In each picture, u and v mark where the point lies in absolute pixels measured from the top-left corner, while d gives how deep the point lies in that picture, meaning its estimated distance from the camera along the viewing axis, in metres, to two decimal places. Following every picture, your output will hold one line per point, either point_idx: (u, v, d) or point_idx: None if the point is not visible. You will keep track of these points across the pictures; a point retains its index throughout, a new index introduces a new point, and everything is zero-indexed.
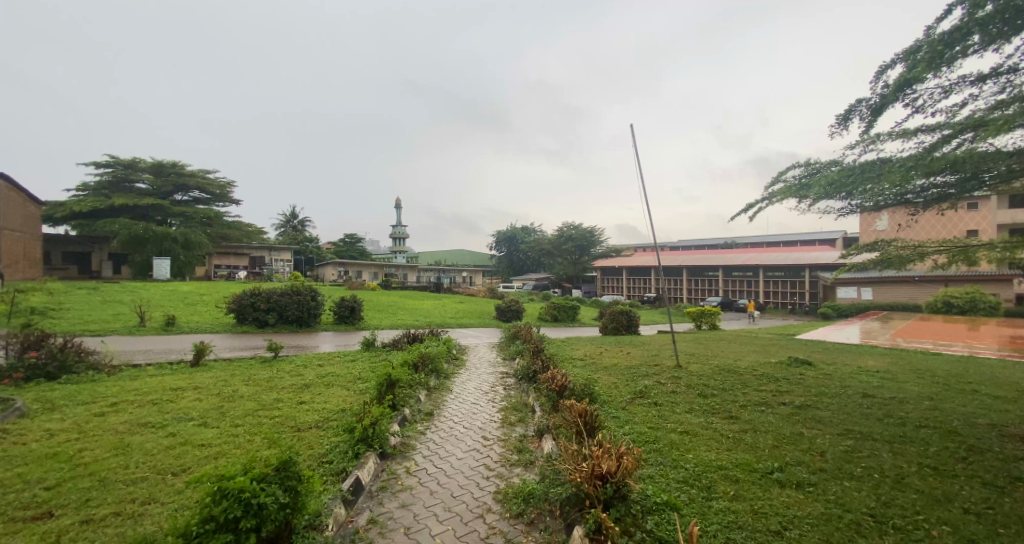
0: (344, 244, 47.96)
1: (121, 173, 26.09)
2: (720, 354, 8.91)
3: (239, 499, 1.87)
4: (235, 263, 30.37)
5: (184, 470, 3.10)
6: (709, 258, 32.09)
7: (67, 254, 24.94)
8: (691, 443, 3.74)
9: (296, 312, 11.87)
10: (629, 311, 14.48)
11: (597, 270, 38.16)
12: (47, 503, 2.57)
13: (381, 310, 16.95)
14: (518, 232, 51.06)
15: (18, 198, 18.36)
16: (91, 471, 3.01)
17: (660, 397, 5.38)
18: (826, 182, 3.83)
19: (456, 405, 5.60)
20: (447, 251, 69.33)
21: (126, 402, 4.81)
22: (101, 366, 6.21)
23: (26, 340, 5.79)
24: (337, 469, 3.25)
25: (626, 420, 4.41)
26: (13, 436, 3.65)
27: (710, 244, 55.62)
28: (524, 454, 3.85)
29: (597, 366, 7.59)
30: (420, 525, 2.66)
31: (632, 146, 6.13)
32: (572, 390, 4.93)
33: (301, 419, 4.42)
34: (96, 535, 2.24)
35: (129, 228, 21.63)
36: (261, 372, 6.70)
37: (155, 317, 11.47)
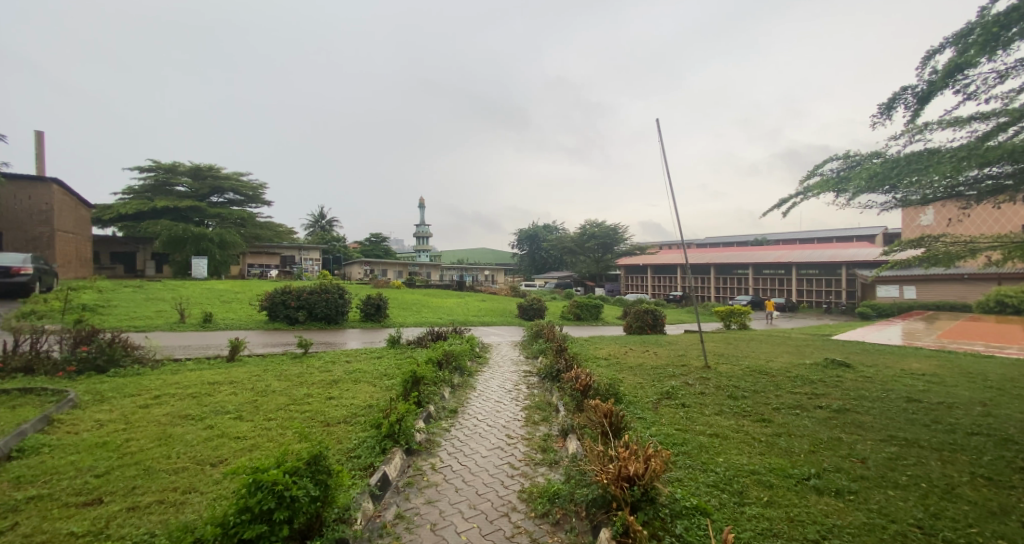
0: (369, 243, 48.97)
1: (163, 176, 27.38)
2: (751, 354, 8.64)
3: (273, 491, 1.94)
4: (267, 262, 31.42)
5: (222, 461, 3.22)
6: (738, 255, 31.17)
7: (114, 254, 26.44)
8: (722, 447, 3.63)
9: (324, 309, 12.19)
10: (655, 310, 14.20)
11: (621, 267, 37.71)
12: (97, 490, 2.72)
13: (405, 308, 17.19)
14: (540, 231, 50.75)
15: (70, 202, 19.53)
16: (136, 460, 3.16)
17: (687, 399, 5.25)
18: (868, 175, 3.65)
19: (479, 403, 5.63)
20: (470, 251, 69.86)
21: (167, 394, 5.05)
22: (145, 361, 6.52)
23: (77, 335, 6.12)
24: (364, 464, 3.30)
25: (652, 422, 4.33)
26: (66, 425, 3.88)
27: (739, 242, 54.03)
28: (548, 454, 3.83)
29: (623, 366, 7.46)
30: (446, 522, 2.68)
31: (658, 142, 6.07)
32: (597, 390, 4.86)
33: (331, 414, 4.54)
34: (141, 522, 2.36)
35: (169, 229, 22.71)
36: (292, 367, 6.90)
37: (193, 314, 12.01)
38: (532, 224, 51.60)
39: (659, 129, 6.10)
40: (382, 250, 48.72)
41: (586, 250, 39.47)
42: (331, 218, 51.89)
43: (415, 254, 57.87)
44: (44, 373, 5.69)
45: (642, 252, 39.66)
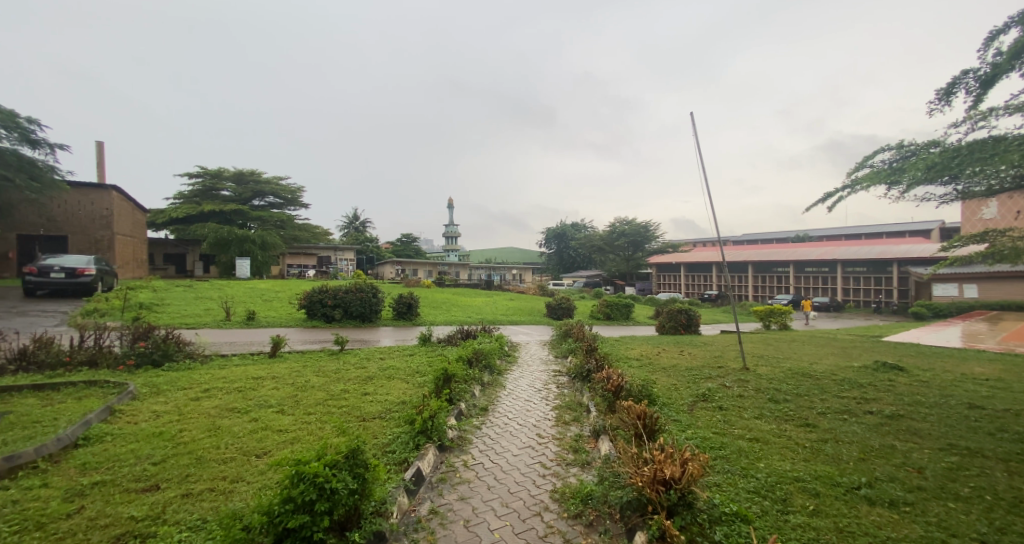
0: (400, 243, 50.07)
1: (209, 182, 28.94)
2: (793, 356, 8.25)
3: (314, 483, 2.01)
4: (305, 262, 32.66)
5: (266, 453, 3.37)
6: (778, 252, 29.88)
7: (167, 255, 28.19)
8: (763, 452, 3.48)
9: (359, 307, 12.56)
10: (689, 309, 13.81)
11: (652, 266, 36.94)
12: (154, 477, 2.90)
13: (435, 307, 17.46)
14: (568, 229, 50.58)
15: (128, 207, 20.94)
16: (189, 449, 3.36)
17: (725, 402, 5.08)
18: (925, 165, 3.40)
19: (510, 402, 5.64)
20: (498, 251, 70.21)
21: (215, 388, 5.33)
22: (196, 356, 6.93)
23: (136, 331, 6.56)
24: (399, 459, 3.37)
25: (688, 425, 4.21)
26: (127, 416, 4.17)
27: (778, 239, 51.85)
28: (580, 454, 3.79)
29: (656, 367, 7.30)
30: (479, 519, 2.71)
31: (693, 137, 5.93)
32: (629, 391, 4.77)
33: (366, 410, 4.66)
34: (195, 508, 2.50)
35: (216, 231, 24.00)
36: (329, 364, 7.14)
37: (238, 312, 12.63)
38: (560, 223, 51.22)
39: (693, 123, 5.96)
40: (412, 250, 49.78)
41: (615, 248, 38.77)
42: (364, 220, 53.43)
43: (445, 254, 58.65)
44: (107, 366, 6.13)
45: (674, 249, 38.72)
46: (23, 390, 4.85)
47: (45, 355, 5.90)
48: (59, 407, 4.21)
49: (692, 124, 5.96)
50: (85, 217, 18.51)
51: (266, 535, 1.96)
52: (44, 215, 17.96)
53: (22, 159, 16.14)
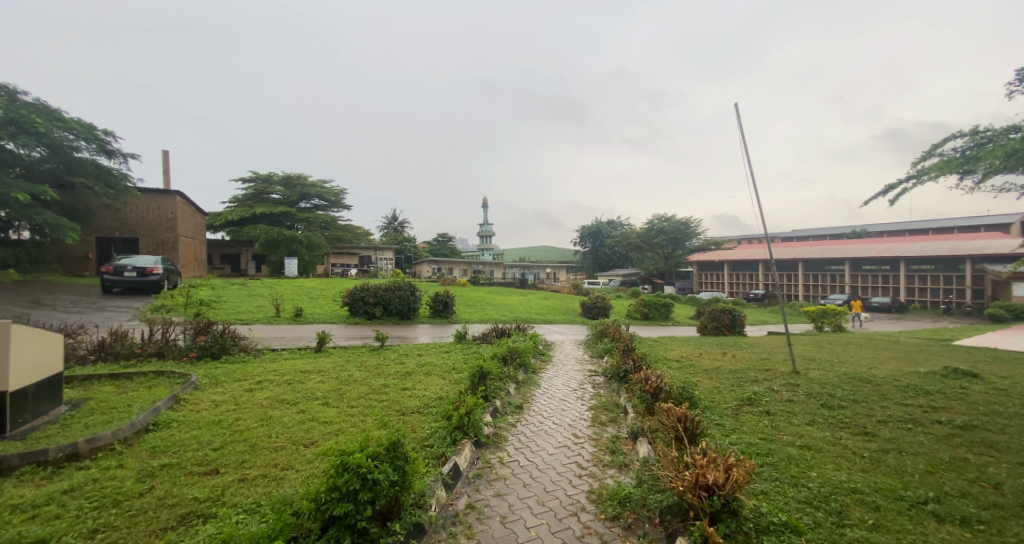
0: (437, 243, 51.07)
1: (261, 186, 30.71)
2: (849, 360, 7.74)
3: (357, 473, 2.08)
4: (348, 262, 33.97)
5: (313, 443, 3.54)
6: (832, 249, 28.14)
7: (223, 255, 30.15)
8: (814, 460, 3.30)
9: (398, 305, 12.93)
10: (733, 309, 13.26)
11: (693, 264, 35.79)
12: (214, 462, 3.11)
13: (470, 305, 17.68)
14: (603, 227, 49.54)
15: (189, 210, 22.54)
16: (244, 438, 3.58)
17: (773, 406, 4.83)
18: (1003, 153, 3.14)
19: (545, 401, 5.63)
20: (533, 251, 70.40)
21: (267, 380, 5.66)
22: (249, 349, 7.37)
23: (198, 326, 7.05)
24: (437, 453, 3.44)
25: (732, 429, 4.05)
26: (190, 404, 4.51)
27: (831, 235, 48.86)
28: (617, 456, 3.73)
29: (697, 369, 7.07)
30: (515, 516, 2.72)
31: (737, 131, 5.77)
32: (669, 393, 4.62)
33: (405, 404, 4.79)
34: (250, 492, 2.67)
35: (267, 233, 25.40)
36: (371, 359, 7.40)
37: (286, 309, 13.32)
38: (595, 221, 50.54)
39: (737, 115, 5.78)
40: (448, 249, 50.63)
41: (655, 246, 37.76)
42: (403, 220, 54.96)
43: (480, 253, 59.29)
44: (173, 358, 6.64)
45: (716, 247, 37.27)
46: (103, 378, 5.34)
47: (120, 347, 6.47)
48: (133, 395, 4.60)
49: (736, 116, 5.78)
50: (153, 220, 20.08)
51: (313, 521, 2.06)
52: (118, 219, 19.65)
53: (99, 167, 18.05)
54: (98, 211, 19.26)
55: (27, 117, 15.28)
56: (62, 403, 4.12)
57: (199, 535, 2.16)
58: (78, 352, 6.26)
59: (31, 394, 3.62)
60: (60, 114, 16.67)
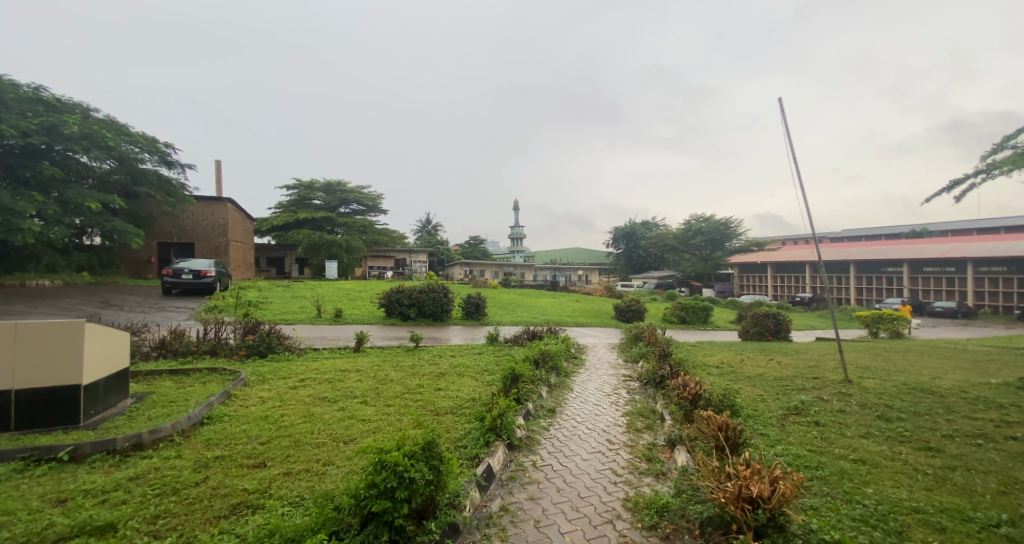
0: (468, 246, 51.65)
1: (303, 192, 32.15)
2: (909, 369, 7.20)
3: (394, 471, 2.13)
4: (384, 264, 34.87)
5: (353, 440, 3.65)
6: (889, 250, 26.42)
7: (270, 259, 31.75)
8: (870, 476, 3.08)
9: (432, 307, 13.18)
10: (778, 314, 12.64)
11: (734, 266, 34.63)
12: (262, 455, 3.28)
13: (501, 307, 17.74)
14: (637, 228, 48.52)
15: (239, 216, 23.88)
16: (289, 433, 3.74)
17: (823, 417, 4.56)
18: None
19: (578, 405, 5.57)
20: (565, 253, 70.07)
21: (309, 378, 5.90)
22: (293, 348, 7.71)
23: (247, 326, 7.45)
24: (471, 454, 3.47)
25: (777, 439, 3.85)
26: (240, 400, 4.77)
27: (888, 235, 45.76)
28: (654, 463, 3.64)
29: (738, 375, 6.77)
30: (549, 520, 2.70)
31: (783, 129, 5.88)
32: (709, 401, 4.45)
33: (439, 404, 4.86)
34: (295, 486, 2.78)
35: (310, 237, 26.48)
36: (406, 359, 7.55)
37: (327, 310, 13.85)
38: (628, 222, 49.59)
39: (782, 113, 5.86)
40: (479, 251, 51.14)
41: (692, 247, 36.92)
42: (436, 224, 56.02)
43: (512, 255, 59.48)
44: (225, 355, 7.06)
45: (759, 248, 35.69)
46: (163, 374, 5.73)
47: (178, 344, 6.93)
48: (190, 389, 4.93)
49: (781, 114, 5.86)
50: (207, 226, 21.41)
51: (353, 516, 2.11)
52: (176, 225, 21.08)
53: (160, 177, 19.47)
54: (159, 218, 20.75)
55: (98, 131, 16.63)
56: (128, 396, 4.45)
57: (248, 525, 2.27)
58: (142, 349, 6.74)
59: (103, 386, 3.95)
60: (127, 128, 18.09)
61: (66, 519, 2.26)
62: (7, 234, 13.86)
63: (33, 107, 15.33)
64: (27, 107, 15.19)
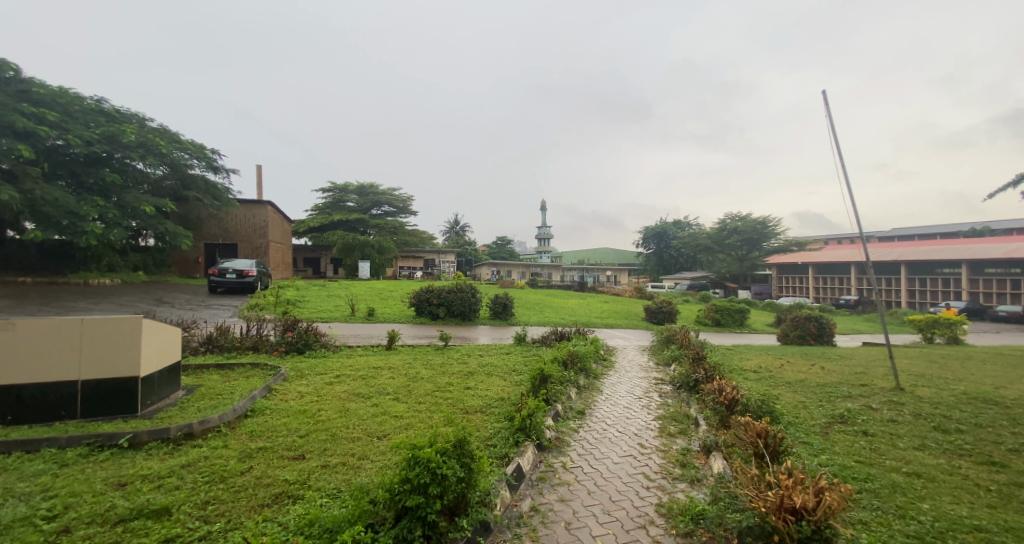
0: (496, 246, 51.95)
1: (338, 195, 33.26)
2: (968, 378, 6.70)
3: (427, 467, 2.17)
4: (414, 264, 35.42)
5: (386, 436, 3.74)
6: (945, 250, 24.72)
7: (306, 259, 32.98)
8: (926, 491, 2.88)
9: (460, 306, 13.34)
10: (820, 317, 12.06)
11: (772, 267, 33.33)
12: (301, 448, 3.41)
13: (529, 308, 17.73)
14: (668, 227, 47.42)
15: (278, 218, 24.91)
16: (325, 427, 3.87)
17: (871, 426, 4.31)
18: None
19: (608, 407, 5.49)
20: (593, 253, 69.40)
21: (344, 375, 6.08)
22: (329, 346, 7.97)
23: (286, 323, 7.76)
24: (501, 453, 3.48)
25: (821, 449, 3.67)
26: (280, 394, 4.98)
27: (944, 234, 42.77)
28: (688, 469, 3.54)
29: (778, 381, 6.50)
30: (581, 523, 2.68)
31: (827, 122, 5.70)
32: (746, 406, 4.28)
33: (469, 403, 4.91)
34: (331, 478, 2.87)
35: (344, 238, 27.28)
36: (436, 358, 7.66)
37: (360, 309, 14.24)
38: (659, 222, 48.46)
39: (828, 105, 5.66)
40: (506, 251, 51.38)
41: (727, 247, 35.90)
42: (464, 224, 56.70)
43: (538, 256, 59.36)
44: (266, 351, 7.37)
45: (799, 248, 34.12)
46: (210, 368, 6.06)
47: (224, 340, 7.30)
48: (234, 383, 5.18)
49: (827, 106, 5.67)
50: (249, 228, 22.47)
51: (388, 510, 2.16)
52: (221, 227, 22.21)
53: (208, 182, 20.63)
54: (206, 220, 21.92)
55: (153, 140, 17.76)
56: (179, 388, 4.72)
57: (289, 515, 2.36)
58: (191, 344, 7.14)
59: (158, 379, 4.21)
60: (179, 136, 19.23)
61: (125, 502, 2.41)
62: (73, 236, 14.95)
63: (96, 118, 16.49)
64: (90, 118, 16.35)
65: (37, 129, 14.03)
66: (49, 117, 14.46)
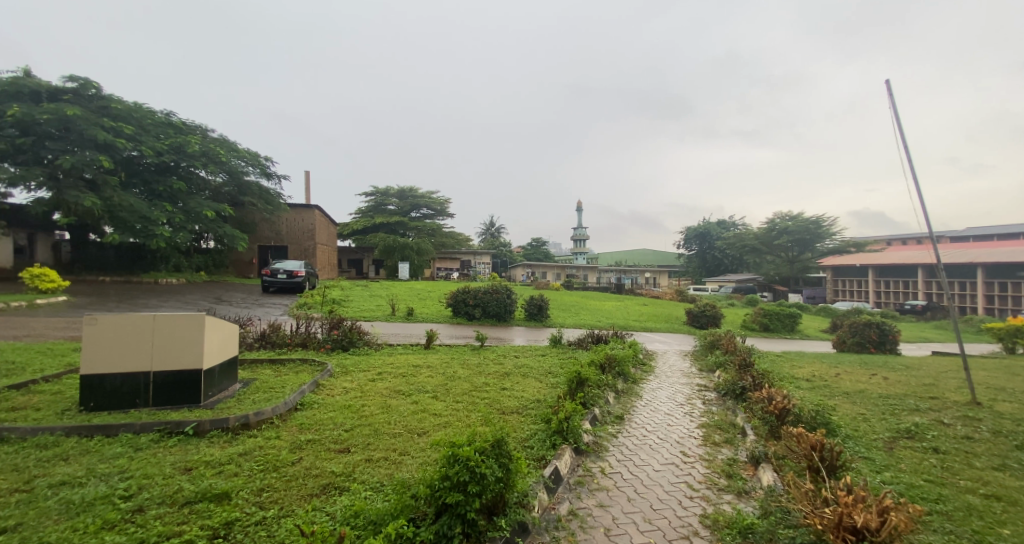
0: (531, 247, 51.97)
1: (380, 199, 34.44)
2: None
3: (467, 465, 2.20)
4: (452, 265, 35.98)
5: (425, 433, 3.82)
6: None
7: (350, 260, 34.34)
8: (1008, 515, 2.61)
9: (496, 307, 13.43)
10: (881, 323, 11.24)
11: (826, 269, 31.39)
12: (347, 441, 3.55)
13: (564, 310, 17.60)
14: (711, 228, 45.68)
15: (325, 221, 26.07)
16: (369, 423, 4.01)
17: (943, 443, 3.96)
18: None
19: (648, 413, 5.35)
20: (630, 255, 68.04)
21: (386, 372, 6.28)
22: (371, 344, 8.24)
23: (332, 322, 8.10)
24: (538, 455, 3.47)
25: (884, 465, 3.41)
26: (327, 389, 5.21)
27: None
28: (734, 480, 3.39)
29: (833, 391, 6.09)
30: (620, 530, 2.63)
31: (892, 113, 5.28)
32: (798, 416, 4.04)
33: (505, 403, 4.93)
34: (374, 472, 2.96)
35: (385, 240, 28.16)
36: (473, 358, 7.75)
37: (399, 308, 14.65)
38: (701, 222, 46.81)
39: (892, 95, 5.24)
40: (541, 253, 51.28)
41: (776, 248, 34.16)
42: (501, 225, 57.07)
43: (574, 257, 58.81)
44: (313, 348, 7.72)
45: (857, 249, 31.92)
46: (264, 362, 6.43)
47: (276, 337, 7.72)
48: (286, 378, 5.48)
49: (892, 96, 5.25)
50: (299, 231, 23.70)
51: (429, 506, 2.21)
52: (273, 229, 23.52)
53: (262, 188, 21.89)
54: (260, 224, 23.29)
55: (214, 149, 19.23)
56: (237, 381, 5.03)
57: (336, 505, 2.46)
58: (247, 340, 7.62)
59: (218, 372, 4.51)
60: (236, 145, 20.64)
61: (190, 485, 2.60)
62: (145, 239, 16.32)
63: (165, 131, 17.97)
64: (161, 131, 17.84)
65: (116, 141, 15.44)
66: (126, 131, 15.88)
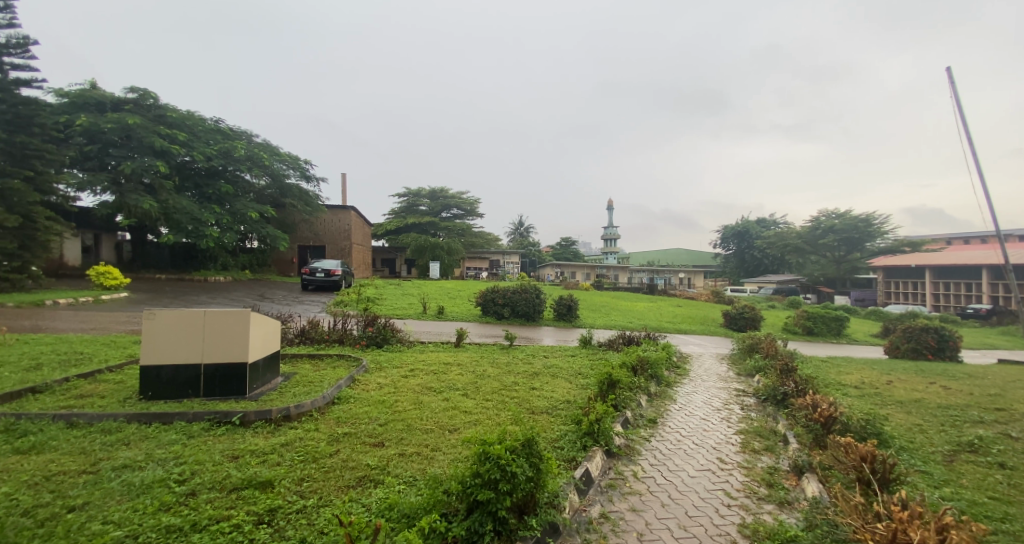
0: (561, 247, 51.65)
1: (412, 199, 35.17)
2: None
3: (497, 464, 2.21)
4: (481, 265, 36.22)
5: (456, 430, 3.86)
6: None
7: (384, 259, 35.22)
8: None
9: (525, 307, 13.41)
10: (941, 328, 10.48)
11: (878, 269, 29.59)
12: (380, 435, 3.65)
13: (595, 310, 17.37)
14: (751, 227, 43.95)
15: (360, 222, 26.85)
16: (402, 418, 4.10)
17: (1010, 458, 3.64)
18: None
19: (682, 418, 5.21)
20: (663, 254, 66.40)
21: (418, 369, 6.39)
22: (404, 341, 8.42)
23: (367, 318, 8.33)
24: (569, 456, 3.44)
25: (943, 480, 3.17)
26: (361, 384, 5.36)
27: None
28: (775, 490, 3.25)
29: (884, 399, 5.73)
30: (654, 535, 2.57)
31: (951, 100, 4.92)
32: (846, 425, 3.82)
33: (535, 403, 4.92)
34: (406, 467, 3.02)
35: (417, 239, 28.68)
36: (502, 357, 7.78)
37: (430, 307, 14.89)
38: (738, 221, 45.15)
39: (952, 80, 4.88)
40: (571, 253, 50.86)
41: (821, 247, 32.48)
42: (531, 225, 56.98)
43: (605, 257, 57.98)
44: (349, 344, 7.98)
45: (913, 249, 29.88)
46: (304, 357, 6.69)
47: (315, 332, 8.03)
48: (324, 372, 5.68)
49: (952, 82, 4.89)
50: (336, 231, 24.54)
51: (460, 502, 2.22)
52: (312, 230, 24.44)
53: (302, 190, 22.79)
54: (300, 225, 24.26)
55: (258, 153, 20.22)
56: (279, 375, 5.27)
57: (371, 497, 2.53)
58: (288, 335, 7.95)
59: (262, 365, 4.74)
60: (278, 149, 21.63)
61: (237, 473, 2.74)
62: (195, 239, 17.34)
63: (214, 137, 19.07)
64: (210, 137, 18.94)
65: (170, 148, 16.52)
66: (179, 137, 16.97)
